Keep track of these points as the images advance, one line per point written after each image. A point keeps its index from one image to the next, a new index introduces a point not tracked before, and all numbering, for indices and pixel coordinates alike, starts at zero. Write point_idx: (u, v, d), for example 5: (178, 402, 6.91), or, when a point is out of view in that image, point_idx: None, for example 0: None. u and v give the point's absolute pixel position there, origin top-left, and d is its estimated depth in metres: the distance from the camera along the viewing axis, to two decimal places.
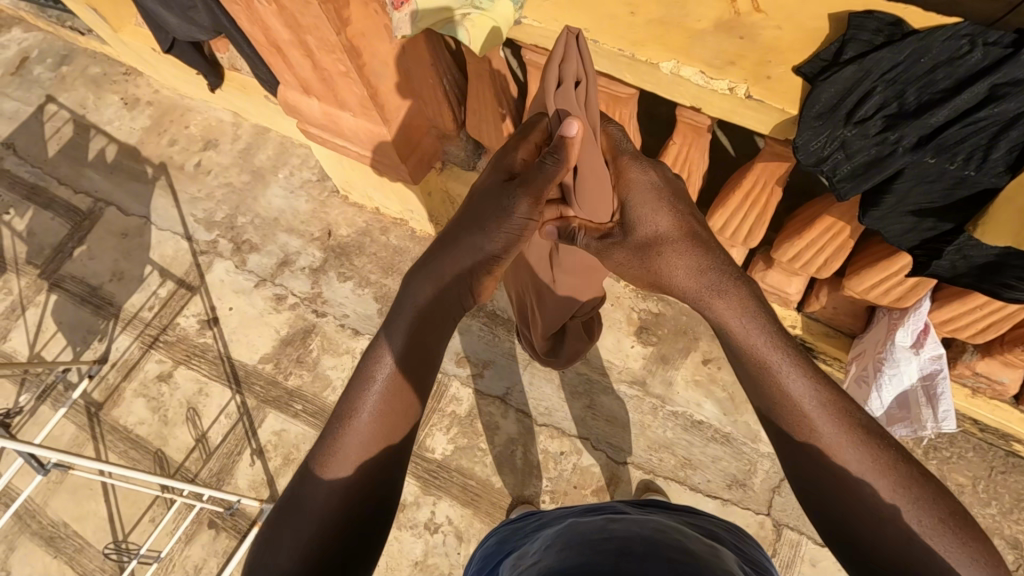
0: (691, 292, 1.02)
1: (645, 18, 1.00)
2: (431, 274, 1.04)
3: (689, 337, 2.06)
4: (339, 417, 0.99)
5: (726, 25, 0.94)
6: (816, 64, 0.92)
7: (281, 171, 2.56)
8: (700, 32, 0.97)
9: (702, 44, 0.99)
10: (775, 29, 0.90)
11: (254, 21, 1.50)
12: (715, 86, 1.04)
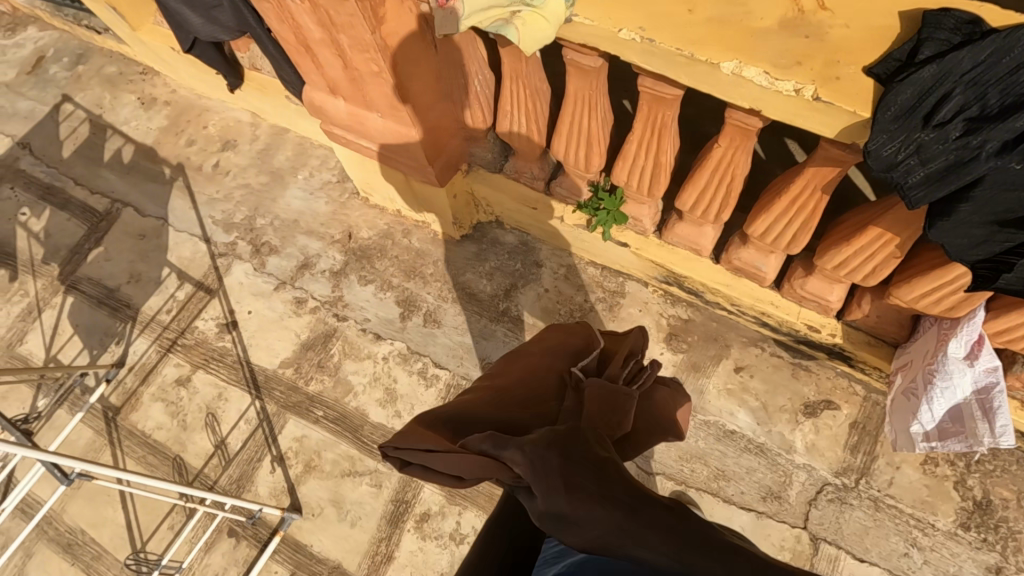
0: (584, 536, 0.79)
1: (704, 16, 0.96)
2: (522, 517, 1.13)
3: (720, 344, 2.02)
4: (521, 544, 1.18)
5: (791, 24, 0.91)
6: (889, 64, 0.87)
7: (301, 172, 2.52)
8: (763, 31, 0.93)
9: (765, 42, 0.94)
10: (845, 28, 0.87)
11: (283, 18, 1.46)
12: (780, 87, 0.98)
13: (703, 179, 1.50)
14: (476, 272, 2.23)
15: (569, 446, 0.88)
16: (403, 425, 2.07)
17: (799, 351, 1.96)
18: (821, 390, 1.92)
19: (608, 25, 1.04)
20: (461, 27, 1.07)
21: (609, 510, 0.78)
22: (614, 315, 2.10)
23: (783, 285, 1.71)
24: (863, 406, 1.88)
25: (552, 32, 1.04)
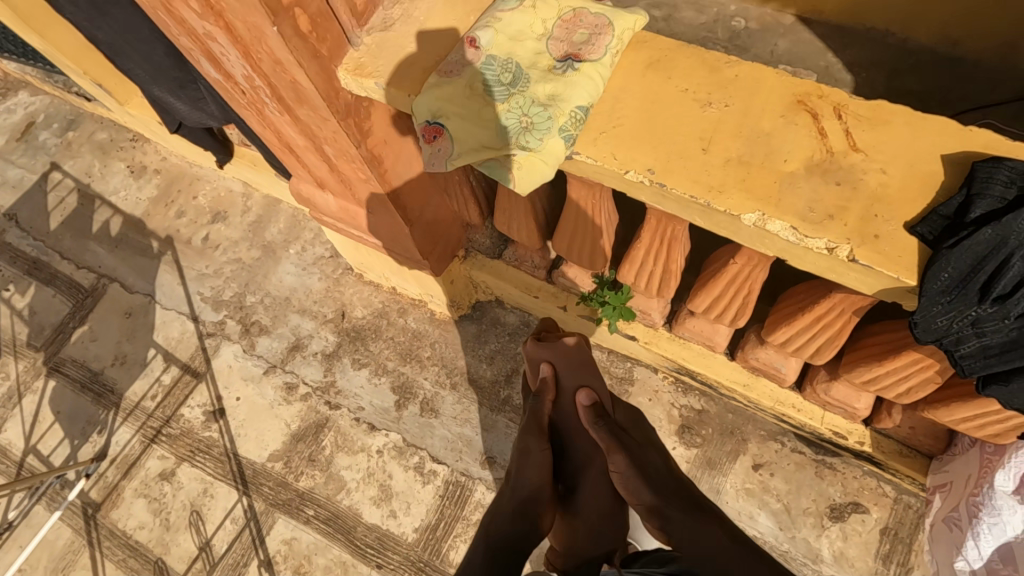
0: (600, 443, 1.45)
1: (721, 154, 0.91)
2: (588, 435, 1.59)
3: (737, 438, 1.88)
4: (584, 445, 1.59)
5: (820, 166, 0.88)
6: (935, 222, 0.81)
7: (293, 246, 2.43)
8: (789, 173, 0.88)
9: (794, 187, 0.87)
10: (880, 172, 0.86)
11: (265, 125, 1.37)
12: (810, 244, 0.85)
13: (717, 289, 1.39)
14: (476, 355, 2.12)
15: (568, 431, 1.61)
16: (398, 527, 1.94)
17: (823, 448, 1.82)
18: (848, 491, 1.78)
19: (615, 168, 0.93)
20: (450, 163, 0.99)
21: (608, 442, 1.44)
22: None
23: (806, 388, 1.58)
24: (895, 509, 1.74)
25: (553, 174, 0.94)
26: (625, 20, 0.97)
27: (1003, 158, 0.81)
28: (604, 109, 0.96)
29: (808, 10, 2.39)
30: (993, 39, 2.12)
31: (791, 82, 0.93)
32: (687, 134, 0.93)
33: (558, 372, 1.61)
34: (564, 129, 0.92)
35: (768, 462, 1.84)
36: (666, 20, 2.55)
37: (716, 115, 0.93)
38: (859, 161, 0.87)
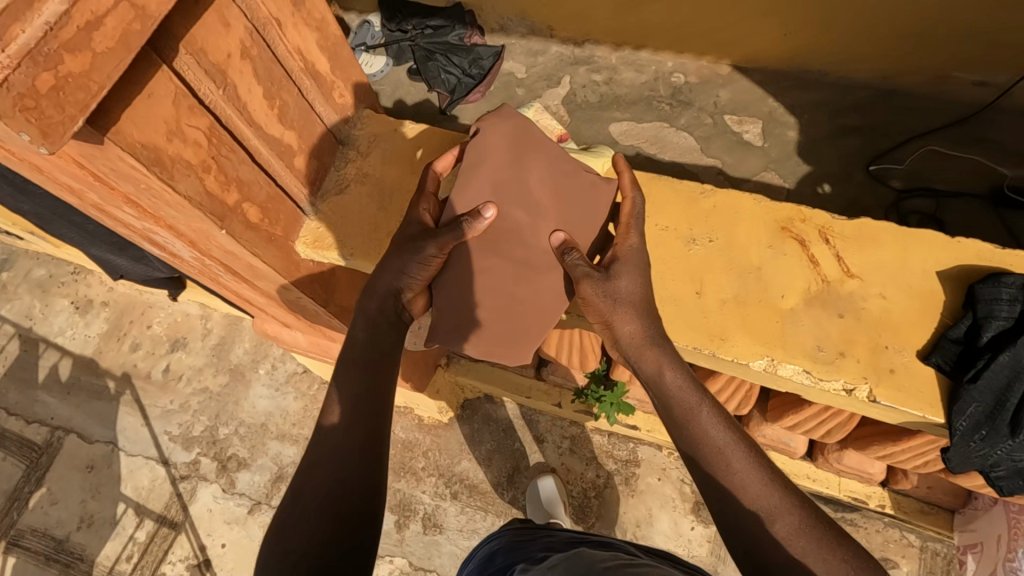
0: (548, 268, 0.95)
1: (712, 292, 0.88)
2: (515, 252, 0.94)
3: None
4: (508, 257, 0.94)
5: (817, 296, 0.85)
6: (948, 352, 0.79)
7: (263, 365, 2.30)
8: (791, 310, 0.85)
9: (798, 326, 0.84)
10: (881, 297, 0.84)
11: (222, 288, 1.28)
12: (827, 386, 0.82)
13: (718, 384, 1.35)
14: (473, 458, 2.03)
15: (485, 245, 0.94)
16: None
17: (841, 504, 1.79)
18: (873, 546, 1.74)
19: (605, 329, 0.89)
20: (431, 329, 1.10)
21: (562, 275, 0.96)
22: (631, 489, 1.92)
23: (818, 458, 1.55)
24: (923, 559, 1.70)
25: None
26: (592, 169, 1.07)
27: (1001, 275, 0.79)
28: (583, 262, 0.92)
29: (742, 60, 2.45)
30: (920, 71, 2.22)
31: (773, 208, 0.91)
32: (677, 278, 0.89)
33: (523, 190, 0.93)
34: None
35: None
36: (608, 84, 2.59)
37: (701, 253, 0.90)
38: (860, 289, 0.84)
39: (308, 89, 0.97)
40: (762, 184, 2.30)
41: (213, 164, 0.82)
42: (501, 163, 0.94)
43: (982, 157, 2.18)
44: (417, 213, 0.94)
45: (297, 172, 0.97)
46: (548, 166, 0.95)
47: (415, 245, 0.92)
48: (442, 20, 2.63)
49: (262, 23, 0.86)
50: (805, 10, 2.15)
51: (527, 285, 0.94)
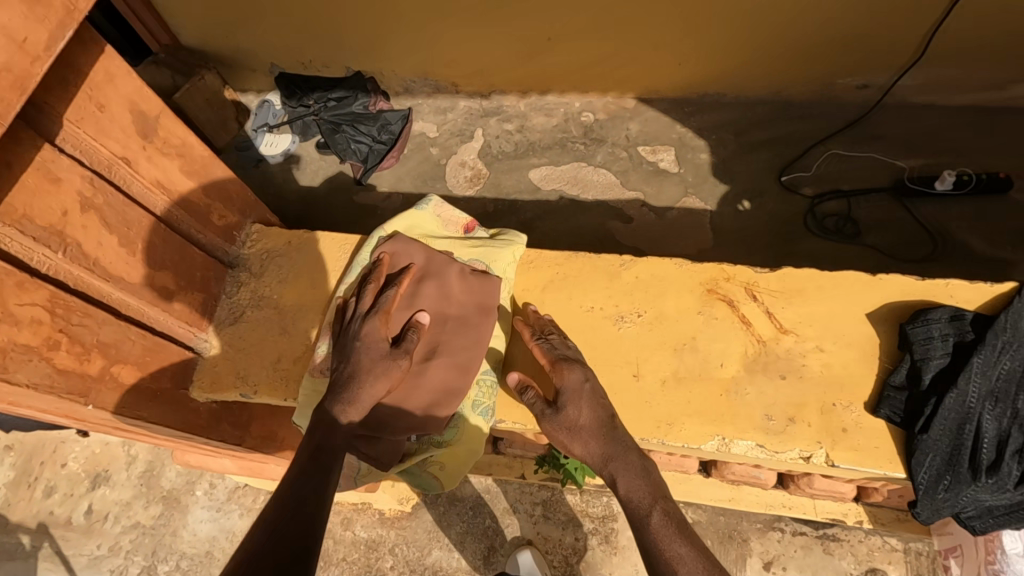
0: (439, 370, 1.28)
1: (670, 381, 1.29)
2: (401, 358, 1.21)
3: (738, 541, 1.78)
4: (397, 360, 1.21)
5: (747, 361, 1.29)
6: (898, 411, 1.19)
7: (199, 486, 2.10)
8: (730, 377, 1.28)
9: (745, 393, 1.27)
10: (795, 351, 1.29)
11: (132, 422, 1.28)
12: (789, 455, 1.23)
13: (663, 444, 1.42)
14: (444, 545, 1.90)
15: (376, 341, 1.21)
16: None
17: (822, 521, 1.76)
18: (860, 559, 1.72)
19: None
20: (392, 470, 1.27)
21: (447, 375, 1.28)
22: (613, 546, 1.83)
23: (789, 485, 1.52)
24: (909, 561, 1.69)
25: (461, 459, 1.32)
26: (501, 262, 1.41)
27: (926, 317, 1.21)
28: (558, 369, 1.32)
29: (645, 91, 2.51)
30: (809, 82, 2.33)
31: (696, 278, 1.36)
32: (620, 367, 1.31)
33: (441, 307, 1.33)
34: (480, 405, 1.32)
35: (777, 557, 1.75)
36: (520, 131, 2.59)
37: (630, 332, 1.34)
38: (779, 350, 1.29)
39: (181, 218, 1.40)
40: (685, 210, 2.33)
41: (62, 335, 1.11)
42: (424, 293, 1.33)
43: (879, 154, 2.28)
44: (354, 354, 1.21)
45: (178, 313, 1.37)
46: (459, 284, 1.35)
47: (347, 382, 1.18)
48: (343, 91, 2.53)
49: (107, 164, 1.23)
50: (695, 41, 2.22)
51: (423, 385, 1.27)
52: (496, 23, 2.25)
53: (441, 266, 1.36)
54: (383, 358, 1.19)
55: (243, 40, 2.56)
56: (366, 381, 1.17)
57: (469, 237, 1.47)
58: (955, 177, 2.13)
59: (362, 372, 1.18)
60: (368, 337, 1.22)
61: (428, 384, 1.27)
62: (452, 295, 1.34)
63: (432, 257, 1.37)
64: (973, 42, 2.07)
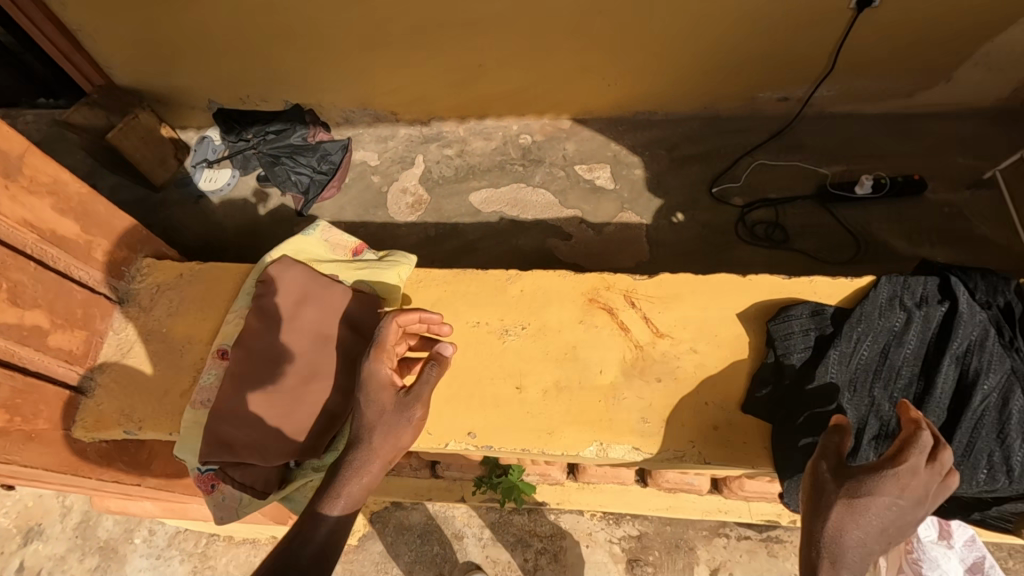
0: (316, 393, 1.33)
1: (553, 390, 1.34)
2: (412, 412, 1.18)
3: (685, 550, 1.79)
4: (397, 420, 1.18)
5: (627, 366, 1.35)
6: (767, 404, 1.25)
7: (137, 534, 2.02)
8: (612, 384, 1.34)
9: (619, 397, 1.33)
10: (671, 353, 1.36)
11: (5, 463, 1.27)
12: (664, 455, 1.28)
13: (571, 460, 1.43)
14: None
15: (380, 393, 1.19)
16: None
17: (764, 524, 1.78)
18: None
19: (444, 442, 1.31)
20: (270, 497, 1.31)
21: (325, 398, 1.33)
22: (562, 565, 1.81)
23: (723, 490, 1.53)
24: None
25: None
26: (387, 281, 1.49)
27: (788, 314, 1.30)
28: None
29: (579, 112, 2.58)
30: (732, 97, 2.43)
31: (578, 286, 1.45)
32: (496, 378, 1.37)
33: (317, 330, 1.38)
34: (358, 427, 1.35)
35: (722, 564, 1.75)
36: (460, 155, 2.63)
37: (513, 344, 1.40)
38: (658, 353, 1.36)
39: (57, 257, 1.40)
40: (622, 225, 2.38)
41: None
42: (304, 318, 1.38)
43: (802, 163, 2.38)
44: (361, 405, 1.19)
45: (56, 351, 1.39)
46: (334, 304, 1.40)
47: (356, 433, 1.18)
48: (281, 124, 2.55)
49: None
50: (620, 63, 2.30)
51: (299, 407, 1.32)
52: (428, 52, 2.30)
53: (321, 288, 1.41)
54: (392, 410, 1.18)
55: (179, 78, 2.56)
56: (371, 433, 1.16)
57: (356, 261, 1.54)
58: (872, 181, 2.22)
59: (372, 427, 1.17)
60: (376, 387, 1.19)
61: (303, 408, 1.32)
62: (331, 318, 1.39)
63: (303, 278, 1.42)
64: (878, 54, 2.18)
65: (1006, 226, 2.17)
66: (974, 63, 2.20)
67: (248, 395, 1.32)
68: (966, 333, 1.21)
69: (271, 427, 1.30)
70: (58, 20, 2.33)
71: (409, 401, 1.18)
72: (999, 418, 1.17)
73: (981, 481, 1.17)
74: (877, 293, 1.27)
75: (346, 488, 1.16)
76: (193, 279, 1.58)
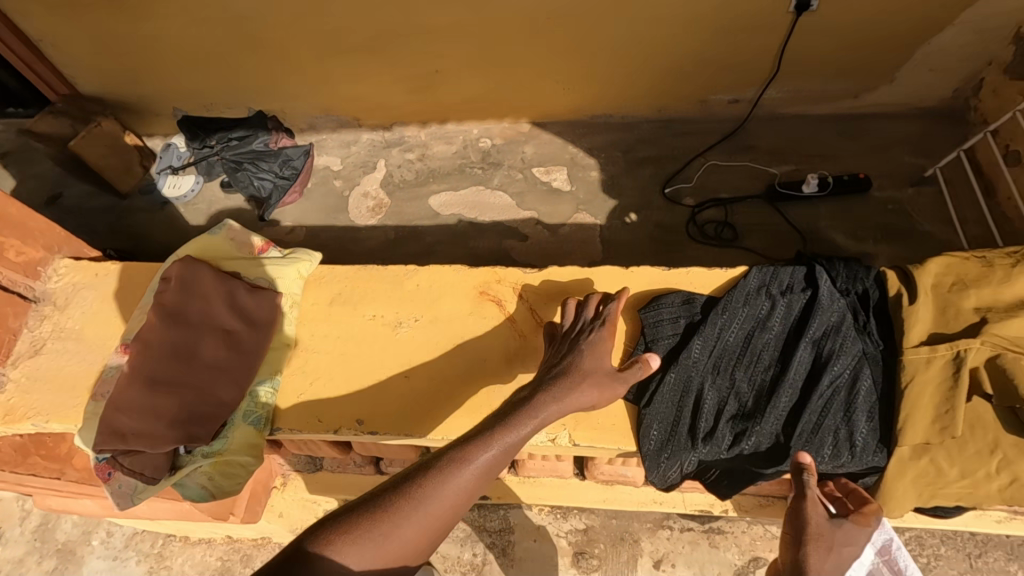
0: (213, 383, 1.44)
1: (439, 379, 1.47)
2: (617, 381, 1.28)
3: (630, 542, 1.82)
4: (599, 387, 1.26)
5: (512, 354, 1.47)
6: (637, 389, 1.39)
7: (95, 536, 2.04)
8: (495, 372, 1.46)
9: (498, 384, 1.45)
10: None
11: None
12: (540, 439, 1.38)
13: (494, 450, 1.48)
14: None
15: (601, 361, 1.29)
16: None
17: (706, 516, 1.82)
18: (744, 549, 1.78)
19: (337, 428, 1.45)
20: (160, 482, 1.39)
21: (220, 386, 1.44)
22: (511, 559, 1.85)
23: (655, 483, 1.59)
24: None
25: (234, 466, 1.43)
26: (286, 279, 1.60)
27: (658, 304, 1.44)
28: (332, 369, 1.52)
29: (537, 116, 2.62)
30: (685, 100, 2.47)
31: (472, 279, 1.57)
32: (387, 366, 1.50)
33: (215, 324, 1.48)
34: (251, 414, 1.45)
35: (665, 555, 1.79)
36: (422, 160, 2.68)
37: (406, 333, 1.53)
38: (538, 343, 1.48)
39: None
40: (577, 226, 2.43)
41: None
42: (202, 313, 1.49)
43: (752, 163, 2.44)
44: (583, 356, 1.29)
45: None
46: (234, 299, 1.51)
47: (567, 378, 1.25)
48: (244, 129, 2.59)
49: None
50: (573, 68, 2.35)
51: (194, 396, 1.41)
52: (384, 59, 2.35)
53: (222, 284, 1.52)
54: (607, 375, 1.28)
55: (141, 87, 2.60)
56: (583, 382, 1.25)
57: (261, 258, 1.63)
58: (817, 180, 2.28)
59: (586, 377, 1.26)
60: (597, 350, 1.31)
61: (198, 396, 1.42)
62: (229, 311, 1.49)
63: (206, 273, 1.52)
64: (823, 57, 2.23)
65: (948, 223, 2.22)
66: (916, 65, 2.25)
67: (141, 385, 1.40)
68: (820, 320, 1.37)
69: (163, 410, 1.39)
70: (20, 31, 2.36)
71: (618, 376, 1.28)
72: (839, 395, 1.34)
73: (826, 456, 1.32)
74: (747, 282, 1.43)
75: (484, 460, 1.10)
76: (114, 287, 1.69)
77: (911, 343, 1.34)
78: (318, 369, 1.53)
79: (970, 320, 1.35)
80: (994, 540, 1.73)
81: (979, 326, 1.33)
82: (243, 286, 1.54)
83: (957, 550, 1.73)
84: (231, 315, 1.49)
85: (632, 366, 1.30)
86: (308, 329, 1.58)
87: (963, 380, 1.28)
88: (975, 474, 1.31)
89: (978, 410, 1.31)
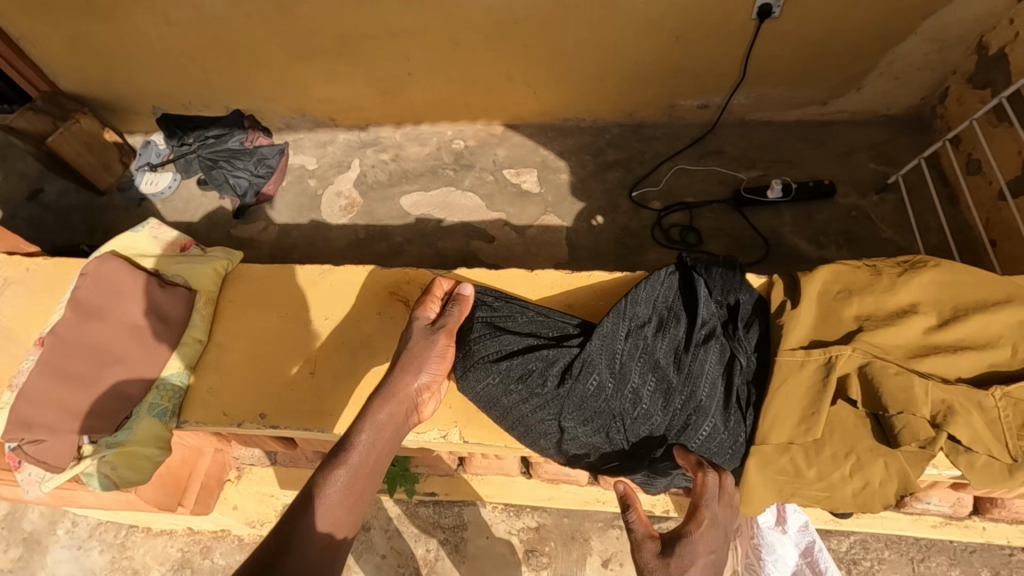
0: (119, 377, 1.47)
1: (343, 376, 1.51)
2: (436, 344, 1.38)
3: (580, 541, 1.85)
4: (426, 352, 1.37)
5: None
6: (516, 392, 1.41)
7: (60, 525, 2.08)
8: None
9: None
10: None
11: None
12: (430, 435, 1.46)
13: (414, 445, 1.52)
14: None
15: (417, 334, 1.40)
16: None
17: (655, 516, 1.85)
18: None
19: (241, 422, 1.49)
20: (66, 470, 1.44)
21: (127, 381, 1.48)
22: (463, 556, 1.87)
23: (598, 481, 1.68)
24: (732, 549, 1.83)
25: (138, 454, 1.45)
26: (201, 274, 1.65)
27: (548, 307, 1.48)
28: (237, 364, 1.56)
29: (510, 119, 2.64)
30: (654, 104, 2.48)
31: (383, 278, 1.61)
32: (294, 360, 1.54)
33: (125, 319, 1.52)
34: (157, 407, 1.49)
35: (614, 554, 1.81)
36: (395, 161, 2.70)
37: (317, 329, 1.57)
38: None
39: None
40: (543, 228, 2.46)
41: None
42: (110, 307, 1.52)
43: (720, 168, 2.45)
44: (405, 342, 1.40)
45: None
46: (148, 296, 1.55)
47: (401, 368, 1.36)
48: (220, 129, 2.63)
49: None
50: (542, 72, 2.36)
51: (99, 390, 1.46)
52: (354, 61, 2.37)
53: (136, 279, 1.56)
54: (423, 341, 1.38)
55: (118, 86, 2.64)
56: (408, 362, 1.35)
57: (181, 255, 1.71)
58: (781, 185, 2.29)
59: (405, 358, 1.36)
60: (416, 327, 1.41)
61: (104, 390, 1.46)
62: (140, 307, 1.53)
63: (119, 267, 1.55)
64: (789, 64, 2.24)
65: (908, 230, 2.24)
66: (882, 72, 2.26)
67: (49, 379, 1.45)
68: (696, 322, 1.38)
69: (70, 404, 1.43)
70: None
71: (438, 332, 1.39)
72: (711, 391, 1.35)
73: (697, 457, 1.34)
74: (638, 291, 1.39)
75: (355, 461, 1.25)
76: (62, 279, 1.74)
77: (789, 345, 1.36)
78: (227, 363, 1.57)
79: (848, 329, 1.37)
80: (939, 546, 1.75)
81: (854, 333, 1.35)
82: (155, 281, 1.58)
83: (901, 554, 1.75)
84: (142, 312, 1.53)
85: (450, 313, 1.42)
86: (226, 325, 1.62)
87: (831, 383, 1.28)
88: (837, 478, 1.27)
89: (840, 414, 1.30)
